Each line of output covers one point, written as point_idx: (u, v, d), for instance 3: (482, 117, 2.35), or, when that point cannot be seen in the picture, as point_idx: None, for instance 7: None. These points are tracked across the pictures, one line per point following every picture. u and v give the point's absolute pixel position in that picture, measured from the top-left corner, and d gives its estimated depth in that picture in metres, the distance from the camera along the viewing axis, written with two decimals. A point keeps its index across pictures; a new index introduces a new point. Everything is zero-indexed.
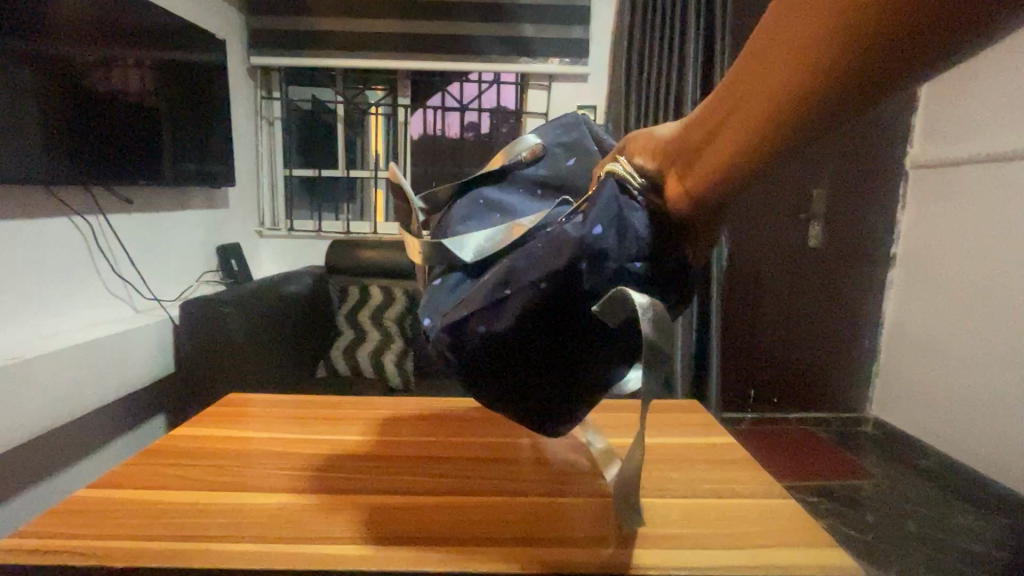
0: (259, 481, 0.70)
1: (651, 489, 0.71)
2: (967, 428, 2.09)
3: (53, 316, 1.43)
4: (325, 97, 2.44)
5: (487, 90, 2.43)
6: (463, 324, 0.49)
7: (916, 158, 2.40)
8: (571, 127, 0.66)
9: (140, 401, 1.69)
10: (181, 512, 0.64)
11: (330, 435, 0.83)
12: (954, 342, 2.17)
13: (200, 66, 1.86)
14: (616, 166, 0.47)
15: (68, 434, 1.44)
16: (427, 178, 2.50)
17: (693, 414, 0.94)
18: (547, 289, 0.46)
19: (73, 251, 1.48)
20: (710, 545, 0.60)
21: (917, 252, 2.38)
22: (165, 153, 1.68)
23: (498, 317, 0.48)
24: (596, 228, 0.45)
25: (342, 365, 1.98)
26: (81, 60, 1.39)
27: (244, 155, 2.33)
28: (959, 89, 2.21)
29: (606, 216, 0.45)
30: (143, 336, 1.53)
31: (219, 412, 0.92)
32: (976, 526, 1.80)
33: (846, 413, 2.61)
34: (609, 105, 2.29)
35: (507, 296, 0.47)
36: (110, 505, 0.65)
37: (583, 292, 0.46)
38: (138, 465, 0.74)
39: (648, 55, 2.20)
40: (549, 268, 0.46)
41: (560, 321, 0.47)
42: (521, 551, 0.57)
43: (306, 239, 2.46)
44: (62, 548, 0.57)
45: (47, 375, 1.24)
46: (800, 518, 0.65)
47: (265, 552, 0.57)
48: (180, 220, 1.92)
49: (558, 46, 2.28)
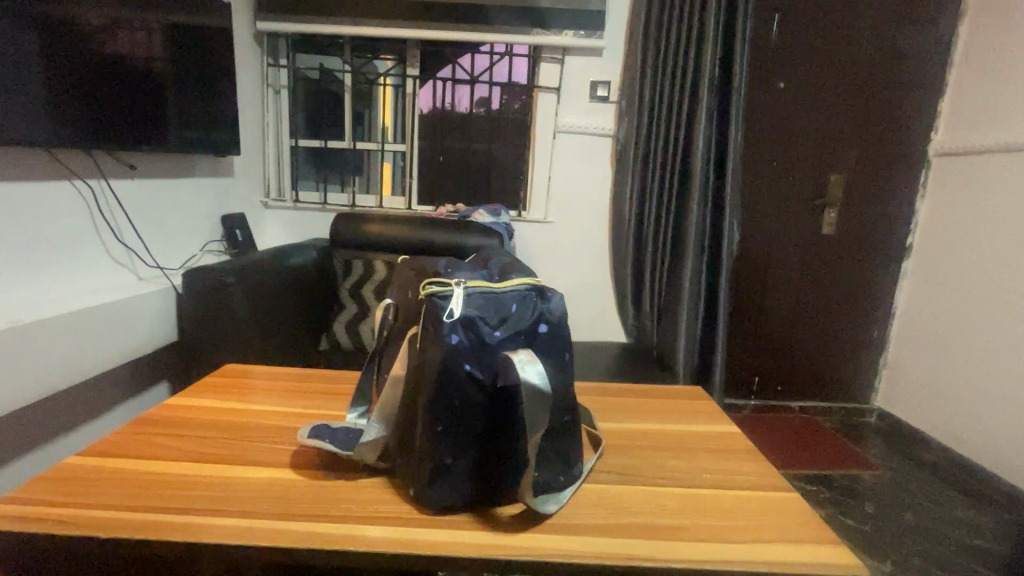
0: (253, 454, 0.70)
1: (650, 477, 0.70)
2: (975, 425, 2.08)
3: (54, 281, 1.42)
4: (333, 65, 2.37)
5: (499, 62, 2.33)
6: (430, 463, 0.62)
7: (940, 145, 2.33)
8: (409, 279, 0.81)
9: (144, 368, 1.70)
10: (172, 483, 0.63)
11: (327, 412, 0.82)
12: (965, 336, 2.14)
13: (207, 30, 1.80)
14: (435, 289, 0.65)
15: (72, 399, 1.45)
16: (435, 153, 2.45)
17: (696, 402, 0.92)
18: (452, 400, 0.62)
19: (74, 215, 1.46)
20: (707, 538, 0.59)
21: (935, 243, 2.32)
22: (171, 120, 1.65)
23: (441, 450, 0.62)
24: (452, 336, 0.62)
25: (344, 338, 2.00)
26: (88, 21, 1.34)
27: (250, 123, 2.28)
28: (991, 75, 2.11)
29: (453, 326, 0.62)
30: (146, 304, 1.52)
31: (217, 381, 0.91)
32: (978, 520, 1.79)
33: (851, 403, 2.59)
34: (625, 81, 2.21)
35: (438, 431, 0.62)
36: (101, 472, 0.64)
37: (470, 393, 0.63)
38: (130, 434, 0.73)
39: (667, 29, 2.10)
40: (439, 389, 0.62)
41: (471, 419, 0.63)
42: (506, 537, 0.58)
43: (311, 212, 2.43)
44: (49, 517, 0.56)
45: (49, 342, 1.22)
46: (801, 512, 0.64)
47: (254, 528, 0.56)
48: (185, 188, 1.90)
49: (574, 19, 2.19)
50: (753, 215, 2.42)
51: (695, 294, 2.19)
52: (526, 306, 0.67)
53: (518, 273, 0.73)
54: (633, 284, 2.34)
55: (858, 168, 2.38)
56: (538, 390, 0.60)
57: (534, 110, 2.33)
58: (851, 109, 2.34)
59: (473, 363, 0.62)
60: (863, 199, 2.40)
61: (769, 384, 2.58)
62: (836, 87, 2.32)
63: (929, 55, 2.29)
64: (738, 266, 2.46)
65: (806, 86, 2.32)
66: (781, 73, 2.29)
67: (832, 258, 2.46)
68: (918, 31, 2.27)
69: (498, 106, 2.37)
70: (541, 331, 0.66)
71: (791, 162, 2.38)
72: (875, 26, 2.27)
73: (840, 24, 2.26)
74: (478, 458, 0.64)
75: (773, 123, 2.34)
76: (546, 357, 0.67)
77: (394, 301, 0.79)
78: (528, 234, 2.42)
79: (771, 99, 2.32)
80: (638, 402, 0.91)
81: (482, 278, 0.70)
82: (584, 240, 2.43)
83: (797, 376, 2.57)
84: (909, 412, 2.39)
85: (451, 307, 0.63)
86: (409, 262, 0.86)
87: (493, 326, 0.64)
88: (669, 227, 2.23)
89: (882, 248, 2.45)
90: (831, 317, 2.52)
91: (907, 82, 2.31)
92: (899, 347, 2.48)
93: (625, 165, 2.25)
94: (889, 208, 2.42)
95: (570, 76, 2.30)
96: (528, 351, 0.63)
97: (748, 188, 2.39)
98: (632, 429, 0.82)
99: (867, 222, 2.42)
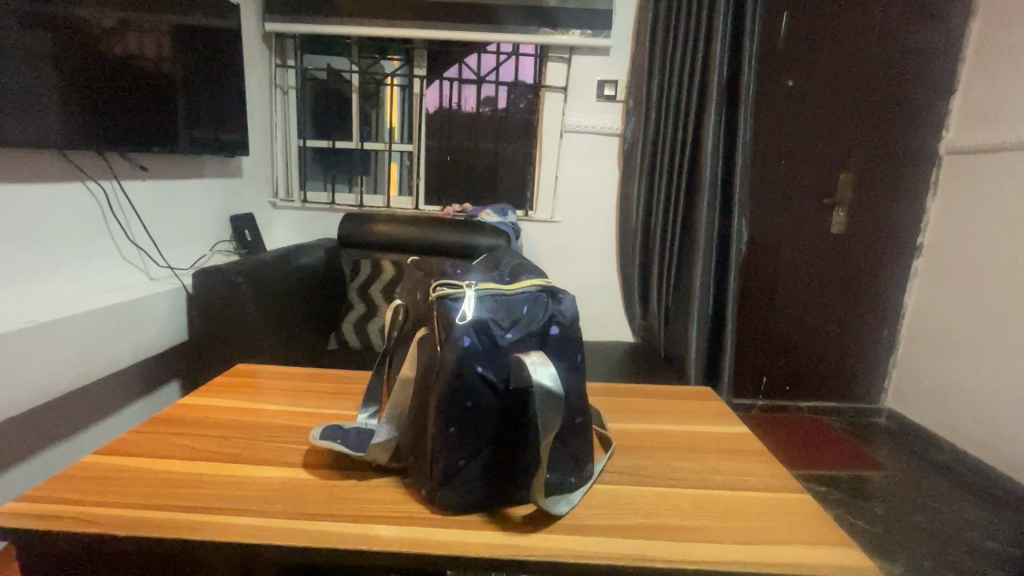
0: (266, 455, 0.70)
1: (661, 478, 0.70)
2: (986, 425, 2.05)
3: (67, 281, 1.43)
4: (340, 66, 2.38)
5: (506, 62, 2.33)
6: (443, 464, 0.62)
7: (951, 143, 2.30)
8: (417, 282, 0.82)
9: (156, 368, 1.71)
10: (187, 482, 0.63)
11: (339, 412, 0.83)
12: (977, 336, 2.11)
13: (215, 31, 1.81)
14: (447, 291, 0.65)
15: (86, 398, 1.47)
16: (442, 153, 2.46)
17: (706, 402, 0.92)
18: (465, 401, 0.62)
19: (87, 215, 1.48)
20: (719, 540, 0.58)
21: (946, 242, 2.30)
22: (180, 121, 1.66)
23: (453, 451, 0.63)
24: (465, 338, 0.62)
25: (354, 339, 2.01)
26: (99, 24, 1.36)
27: (259, 124, 2.30)
28: (1004, 70, 2.09)
29: (466, 328, 0.62)
30: (157, 304, 1.53)
31: (230, 382, 0.92)
32: (991, 522, 1.77)
33: (860, 404, 2.57)
34: (632, 80, 2.21)
35: (451, 432, 0.62)
36: (117, 471, 0.65)
37: (483, 395, 0.63)
38: (145, 433, 0.74)
39: (674, 27, 2.10)
40: (453, 390, 0.62)
41: (483, 420, 0.63)
42: (516, 537, 0.59)
43: (319, 212, 2.44)
44: (66, 514, 0.57)
45: (62, 342, 1.24)
46: (814, 514, 0.63)
47: (267, 527, 0.56)
48: (195, 189, 1.91)
49: (581, 18, 2.18)
50: (760, 213, 2.40)
51: (703, 295, 2.18)
52: (537, 308, 0.67)
53: (528, 274, 0.74)
54: (639, 284, 2.34)
55: (868, 166, 2.36)
56: (551, 392, 0.61)
57: (541, 109, 2.32)
58: (860, 106, 2.32)
59: (486, 365, 0.63)
60: (872, 198, 2.38)
61: (778, 385, 2.56)
62: (845, 86, 2.30)
63: (940, 52, 2.26)
64: (747, 264, 2.45)
65: (816, 84, 2.30)
66: (789, 71, 2.28)
67: (841, 257, 2.44)
68: (930, 27, 2.24)
69: (505, 105, 2.37)
70: (552, 333, 0.66)
71: (799, 161, 2.36)
72: (884, 23, 2.24)
73: (850, 20, 2.24)
74: (490, 459, 0.64)
75: (781, 122, 2.33)
76: (556, 359, 0.67)
77: (405, 303, 0.80)
78: (535, 234, 2.42)
79: (779, 97, 2.30)
80: (647, 402, 0.91)
81: (492, 280, 0.70)
82: (591, 239, 2.43)
83: (806, 376, 2.55)
84: (919, 412, 2.37)
85: (464, 309, 0.64)
86: (418, 264, 0.87)
87: (505, 328, 0.64)
88: (678, 227, 2.22)
89: (892, 247, 2.43)
90: (840, 317, 2.50)
91: (917, 79, 2.29)
92: (910, 347, 2.46)
93: (633, 164, 2.24)
94: (900, 207, 2.39)
95: (577, 75, 2.30)
96: (542, 354, 0.63)
97: (757, 187, 2.38)
98: (643, 430, 0.82)
99: (877, 221, 2.40)
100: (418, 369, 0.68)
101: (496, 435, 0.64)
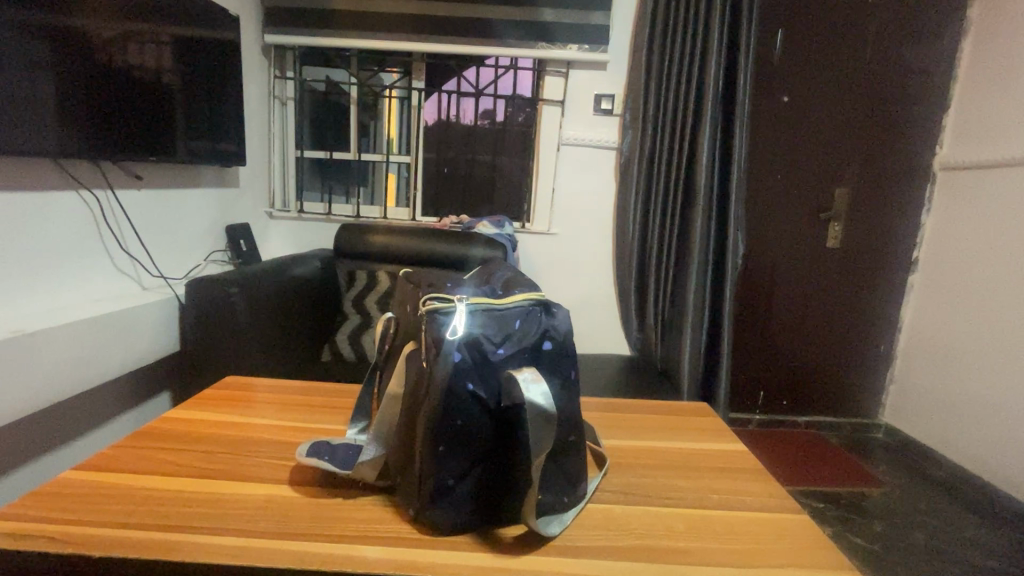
0: (251, 471, 0.69)
1: (655, 496, 0.68)
2: (983, 441, 2.04)
3: (58, 290, 1.41)
4: (339, 78, 2.39)
5: (504, 75, 2.35)
6: (434, 483, 0.61)
7: (945, 160, 2.32)
8: (407, 295, 0.80)
9: (145, 379, 1.69)
10: (167, 500, 0.62)
11: (328, 427, 0.82)
12: (974, 351, 2.11)
13: (214, 43, 1.81)
14: (437, 305, 0.64)
15: (74, 409, 1.44)
16: (440, 165, 2.46)
17: (701, 419, 0.91)
18: (455, 419, 0.61)
19: (80, 224, 1.46)
20: (714, 563, 0.57)
21: (941, 256, 2.31)
22: (179, 132, 1.66)
23: (443, 470, 0.61)
24: (456, 356, 0.60)
25: (348, 349, 1.98)
26: (99, 35, 1.36)
27: (256, 135, 2.30)
28: (997, 88, 2.11)
29: (457, 346, 0.61)
30: (148, 314, 1.52)
31: (219, 394, 0.90)
32: (989, 541, 1.75)
33: (858, 419, 2.56)
34: (630, 94, 2.21)
35: (440, 452, 0.61)
36: (98, 489, 0.63)
37: (472, 411, 0.61)
38: (128, 448, 0.72)
39: (670, 44, 2.12)
40: (445, 407, 0.60)
41: (471, 438, 0.62)
42: (504, 559, 0.57)
43: (315, 222, 2.44)
44: (41, 534, 0.55)
45: (51, 350, 1.21)
46: (812, 536, 0.62)
47: (247, 548, 0.55)
48: (189, 198, 1.90)
49: (579, 33, 2.20)
50: (758, 226, 2.40)
51: (699, 308, 2.19)
52: (530, 323, 0.66)
53: (522, 288, 0.73)
54: (636, 297, 2.33)
55: (863, 180, 2.37)
56: (543, 410, 0.59)
57: (539, 124, 2.33)
58: (853, 122, 2.33)
59: (476, 382, 0.61)
60: (870, 212, 2.39)
61: (776, 399, 2.55)
62: (840, 103, 2.32)
63: (933, 70, 2.29)
64: (744, 277, 2.44)
65: (812, 99, 2.32)
66: (785, 86, 2.30)
67: (837, 271, 2.44)
68: (921, 46, 2.28)
69: (503, 119, 2.38)
70: (545, 348, 0.66)
71: (795, 175, 2.37)
72: (878, 41, 2.27)
73: (844, 39, 2.27)
74: (479, 477, 0.63)
75: (778, 137, 2.34)
76: (550, 375, 0.66)
77: (395, 316, 0.79)
78: (532, 246, 2.42)
79: (775, 112, 2.32)
80: (642, 419, 0.90)
81: (484, 294, 0.69)
82: (590, 252, 2.43)
83: (804, 390, 2.54)
84: (916, 427, 2.36)
85: (454, 324, 0.63)
86: (411, 274, 0.86)
87: (497, 344, 0.63)
88: (675, 240, 2.22)
89: (888, 262, 2.44)
90: (837, 330, 2.49)
91: (910, 96, 2.31)
92: (906, 363, 2.45)
93: (629, 178, 2.25)
94: (895, 222, 2.40)
95: (576, 89, 2.31)
96: (534, 371, 0.62)
97: (753, 200, 2.39)
98: (638, 447, 0.80)
99: (872, 235, 2.41)
100: (409, 384, 0.67)
101: (485, 452, 0.63)
